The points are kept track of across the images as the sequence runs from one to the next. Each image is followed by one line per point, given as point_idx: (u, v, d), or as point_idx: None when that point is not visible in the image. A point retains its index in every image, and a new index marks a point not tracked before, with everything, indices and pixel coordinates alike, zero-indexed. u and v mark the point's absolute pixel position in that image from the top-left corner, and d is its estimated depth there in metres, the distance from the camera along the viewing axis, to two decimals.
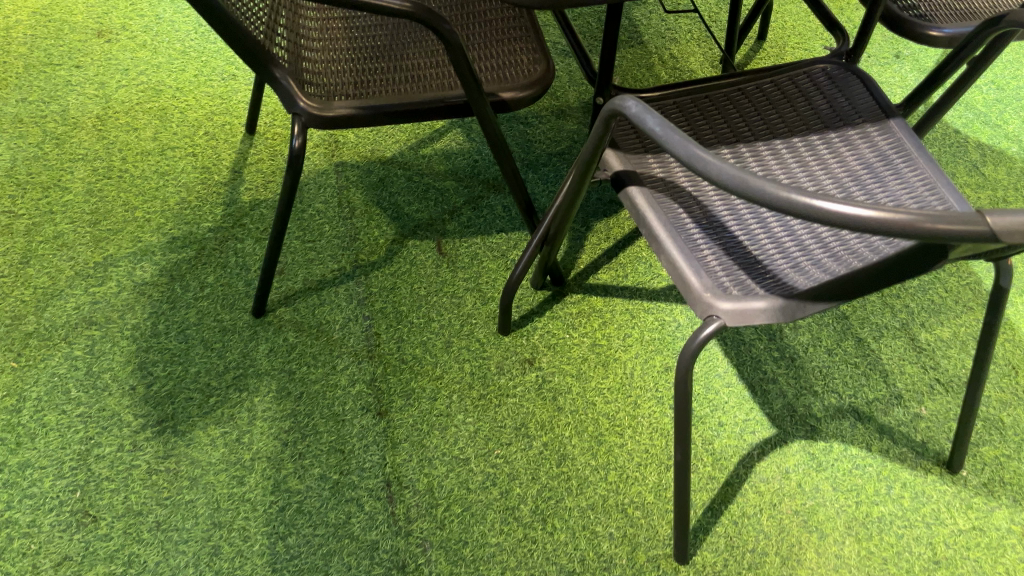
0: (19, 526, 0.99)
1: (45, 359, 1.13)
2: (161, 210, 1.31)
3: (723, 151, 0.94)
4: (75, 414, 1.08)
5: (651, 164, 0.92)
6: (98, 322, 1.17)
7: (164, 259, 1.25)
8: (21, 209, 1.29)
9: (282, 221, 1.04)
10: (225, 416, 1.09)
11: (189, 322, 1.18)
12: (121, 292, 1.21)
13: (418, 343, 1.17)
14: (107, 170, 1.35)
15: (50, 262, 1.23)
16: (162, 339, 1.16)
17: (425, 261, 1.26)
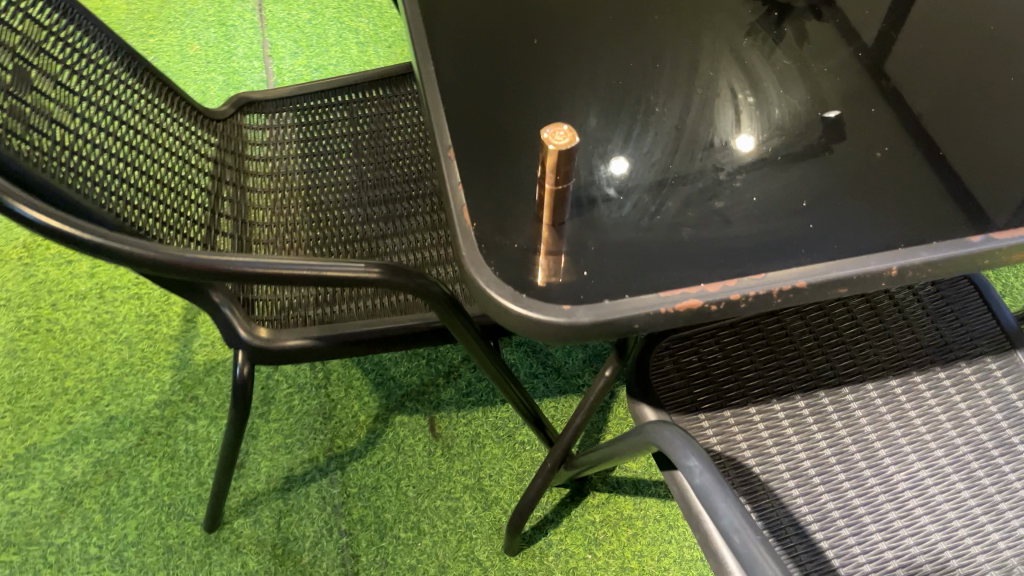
0: None
1: None
2: (97, 377, 1.09)
3: (797, 402, 0.71)
4: None
5: (705, 425, 0.70)
6: (16, 544, 0.97)
7: (98, 450, 1.03)
8: None
9: (232, 453, 0.83)
10: None
11: (126, 542, 0.97)
12: (45, 499, 1.00)
13: (406, 569, 0.95)
14: (34, 323, 1.14)
15: None
16: (93, 567, 0.95)
17: (415, 446, 1.04)
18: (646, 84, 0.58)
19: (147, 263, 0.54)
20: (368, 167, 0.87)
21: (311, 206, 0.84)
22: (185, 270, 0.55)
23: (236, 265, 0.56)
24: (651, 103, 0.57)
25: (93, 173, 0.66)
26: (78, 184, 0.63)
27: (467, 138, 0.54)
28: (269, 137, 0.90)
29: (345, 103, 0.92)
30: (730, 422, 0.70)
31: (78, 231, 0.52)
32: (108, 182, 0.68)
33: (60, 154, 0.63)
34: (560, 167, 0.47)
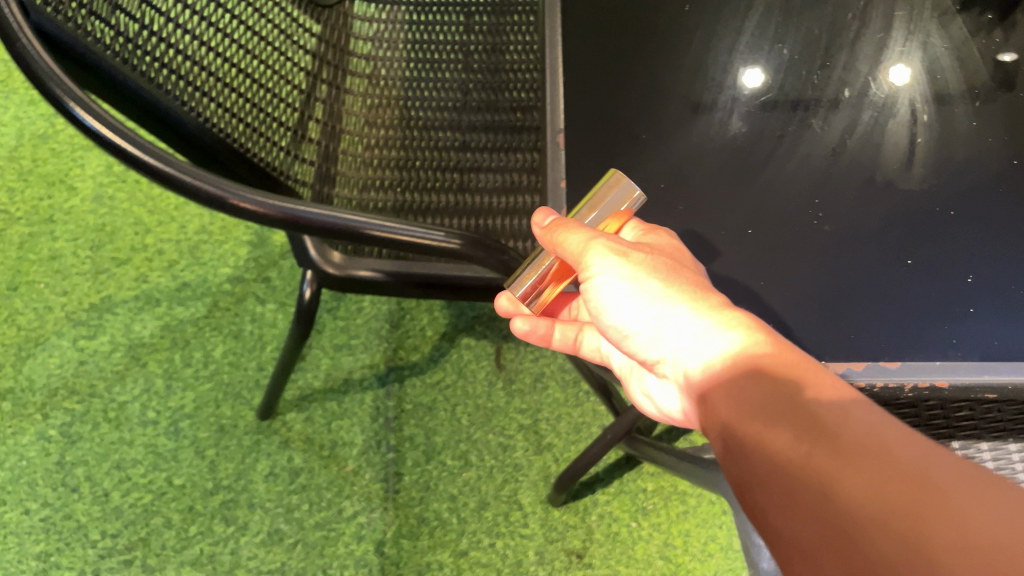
0: None
1: (14, 435, 0.97)
2: (176, 239, 1.08)
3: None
4: (38, 518, 0.94)
5: None
6: (79, 394, 0.99)
7: (168, 314, 1.04)
8: (17, 212, 1.09)
9: (293, 350, 0.82)
10: (202, 556, 0.92)
11: (182, 412, 0.99)
12: (112, 354, 1.02)
13: (445, 497, 0.94)
14: (122, 170, 1.13)
15: (39, 297, 1.04)
16: (148, 431, 0.98)
17: (477, 373, 1.01)
18: (813, 82, 0.48)
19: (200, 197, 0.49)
20: (474, 84, 0.79)
21: (406, 121, 0.77)
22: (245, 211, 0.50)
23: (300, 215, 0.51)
24: (810, 111, 0.47)
25: (203, 84, 0.59)
26: (185, 96, 0.56)
27: (577, 127, 0.47)
28: (375, 32, 0.81)
29: (462, 5, 0.83)
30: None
31: (125, 143, 0.47)
32: (216, 91, 0.60)
33: (159, 52, 0.56)
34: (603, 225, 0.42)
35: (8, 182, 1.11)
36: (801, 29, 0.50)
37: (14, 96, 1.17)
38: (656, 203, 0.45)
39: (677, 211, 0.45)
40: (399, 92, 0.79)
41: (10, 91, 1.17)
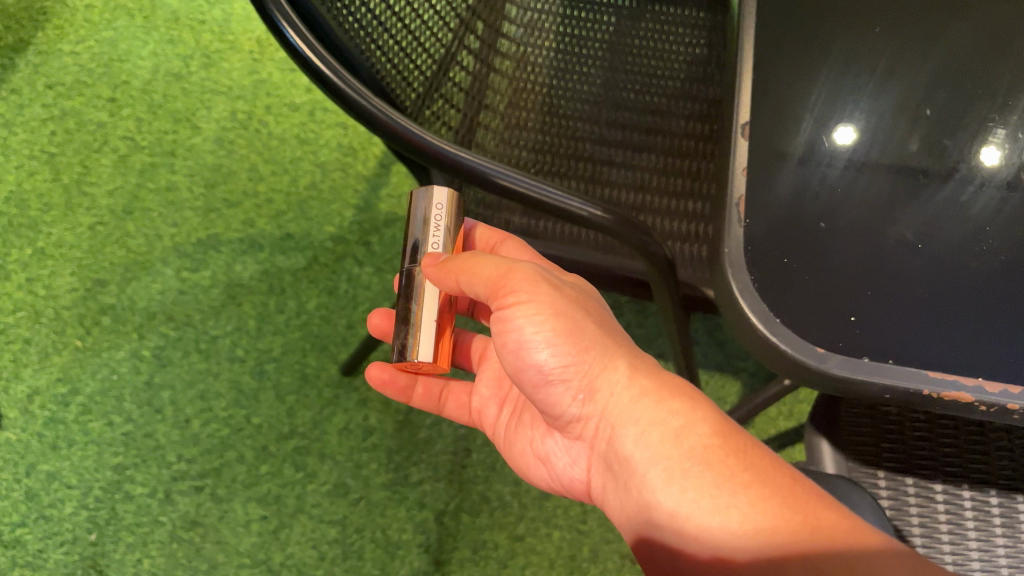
0: (25, 551, 0.91)
1: (108, 349, 1.01)
2: (287, 191, 1.12)
3: (989, 495, 0.59)
4: (120, 431, 0.97)
5: (878, 481, 0.60)
6: (175, 321, 1.03)
7: (269, 261, 1.07)
8: (143, 141, 1.14)
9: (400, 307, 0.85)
10: (269, 495, 0.94)
11: (269, 355, 1.02)
12: (211, 289, 1.05)
13: (510, 480, 0.96)
14: (245, 118, 1.16)
15: (151, 225, 1.09)
16: (235, 367, 1.01)
17: None
18: (1003, 111, 0.48)
19: (374, 126, 0.52)
20: (617, 84, 0.81)
21: (547, 109, 0.80)
22: (411, 148, 0.53)
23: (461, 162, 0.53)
24: (1000, 134, 0.47)
25: (379, 38, 0.61)
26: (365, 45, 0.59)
27: (763, 117, 0.47)
28: (529, 18, 0.83)
29: (615, 6, 0.85)
30: (907, 486, 0.60)
31: (319, 63, 0.50)
32: (386, 46, 0.62)
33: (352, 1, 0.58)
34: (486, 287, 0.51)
35: (138, 112, 1.16)
36: (999, 55, 0.49)
37: (156, 33, 1.22)
38: (833, 198, 0.45)
39: (853, 209, 0.44)
40: (544, 80, 0.81)
41: (153, 28, 1.22)
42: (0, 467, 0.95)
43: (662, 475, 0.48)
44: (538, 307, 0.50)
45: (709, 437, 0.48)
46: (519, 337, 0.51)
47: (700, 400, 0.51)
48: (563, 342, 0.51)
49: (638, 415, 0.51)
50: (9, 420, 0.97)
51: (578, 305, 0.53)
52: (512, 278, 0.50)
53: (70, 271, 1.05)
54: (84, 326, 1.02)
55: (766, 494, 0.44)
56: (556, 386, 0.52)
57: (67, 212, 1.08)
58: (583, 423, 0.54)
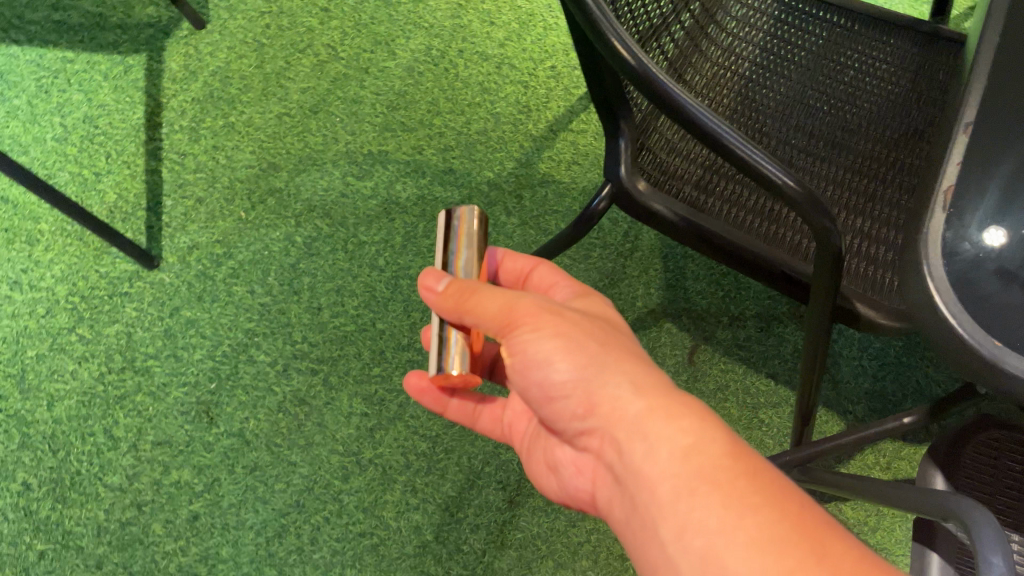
0: (151, 381, 0.98)
1: (267, 226, 1.09)
2: (458, 130, 1.17)
3: None
4: (259, 300, 1.04)
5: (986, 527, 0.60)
6: (331, 219, 1.10)
7: (427, 188, 1.13)
8: (342, 53, 1.22)
9: (555, 250, 0.89)
10: (375, 395, 1.00)
11: (405, 272, 1.07)
12: (370, 199, 1.12)
13: None
14: (438, 55, 1.23)
15: (330, 129, 1.16)
16: (373, 275, 1.07)
17: (666, 359, 1.05)
18: None
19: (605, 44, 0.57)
20: (812, 95, 0.83)
21: (741, 99, 0.82)
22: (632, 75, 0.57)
23: (674, 97, 0.56)
24: None
25: None
26: None
27: (999, 107, 0.42)
28: (745, 15, 0.87)
29: (830, 23, 0.87)
30: (1014, 539, 0.60)
31: None
32: None
33: None
34: (487, 318, 0.52)
35: (344, 26, 1.24)
36: None
37: None
38: None
39: None
40: (744, 74, 0.84)
41: None
42: (148, 302, 1.02)
43: (670, 491, 0.46)
44: (543, 330, 0.52)
45: (720, 458, 0.46)
46: (525, 358, 0.52)
47: (710, 416, 0.49)
48: (573, 363, 0.52)
49: (645, 433, 0.49)
50: (168, 264, 1.05)
51: (588, 330, 0.53)
52: (520, 311, 0.52)
53: (250, 150, 1.13)
54: (251, 201, 1.10)
55: (774, 514, 0.42)
56: (563, 401, 0.53)
57: (261, 98, 1.17)
58: (589, 440, 0.54)
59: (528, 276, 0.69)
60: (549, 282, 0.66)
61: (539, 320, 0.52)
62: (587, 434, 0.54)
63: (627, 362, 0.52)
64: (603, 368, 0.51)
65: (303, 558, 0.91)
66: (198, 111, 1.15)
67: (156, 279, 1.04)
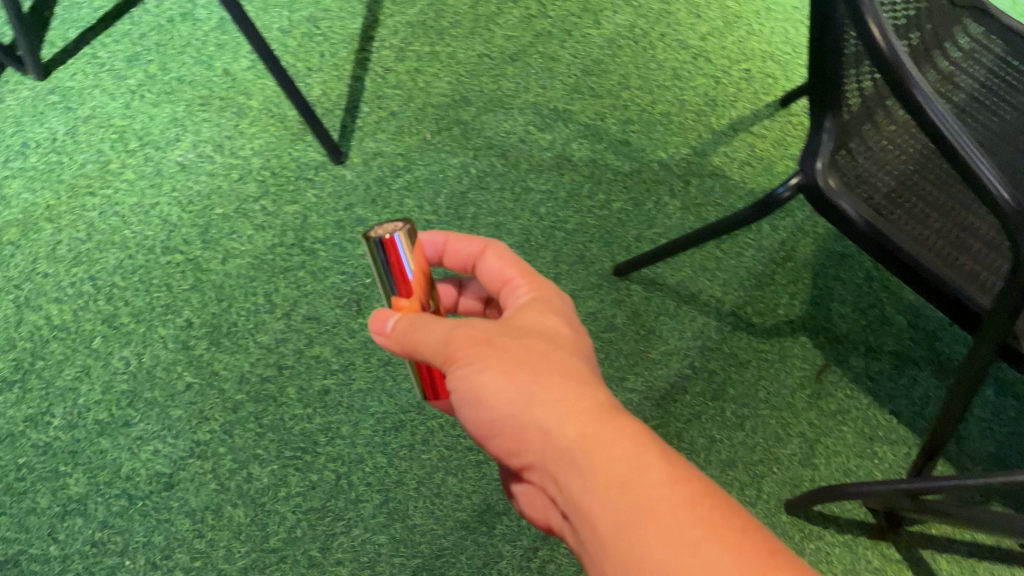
0: (314, 262, 1.05)
1: (446, 152, 1.14)
2: (644, 107, 1.20)
3: None
4: (424, 216, 1.10)
5: None
6: (506, 160, 1.14)
7: (601, 153, 1.16)
8: (551, 12, 1.27)
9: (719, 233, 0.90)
10: None
11: (563, 225, 1.11)
12: (546, 151, 1.15)
13: (706, 433, 1.00)
14: (641, 34, 1.26)
15: (525, 77, 1.21)
16: (533, 220, 1.11)
17: (795, 369, 1.04)
18: None
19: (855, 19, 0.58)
20: None
21: None
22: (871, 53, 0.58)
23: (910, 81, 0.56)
24: None
25: None
26: None
27: None
28: None
29: None
30: None
31: None
32: None
33: None
34: (420, 346, 0.52)
35: None
36: None
37: None
38: None
39: None
40: None
41: None
42: (327, 192, 1.10)
43: (606, 529, 0.44)
44: (472, 357, 0.50)
45: (660, 488, 0.43)
46: (465, 389, 0.51)
47: (635, 431, 0.47)
48: (508, 385, 0.50)
49: (575, 467, 0.46)
50: (352, 163, 1.12)
51: (520, 346, 0.51)
52: (454, 345, 0.51)
53: (447, 79, 1.19)
54: (438, 125, 1.16)
55: (716, 546, 0.41)
56: (501, 430, 0.51)
57: (468, 35, 1.23)
58: (531, 471, 0.52)
59: (446, 251, 0.65)
60: (471, 250, 0.63)
61: (467, 342, 0.51)
62: (527, 466, 0.52)
63: (555, 382, 0.49)
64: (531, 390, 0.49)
65: (413, 455, 0.96)
66: (409, 34, 1.22)
67: (338, 174, 1.11)
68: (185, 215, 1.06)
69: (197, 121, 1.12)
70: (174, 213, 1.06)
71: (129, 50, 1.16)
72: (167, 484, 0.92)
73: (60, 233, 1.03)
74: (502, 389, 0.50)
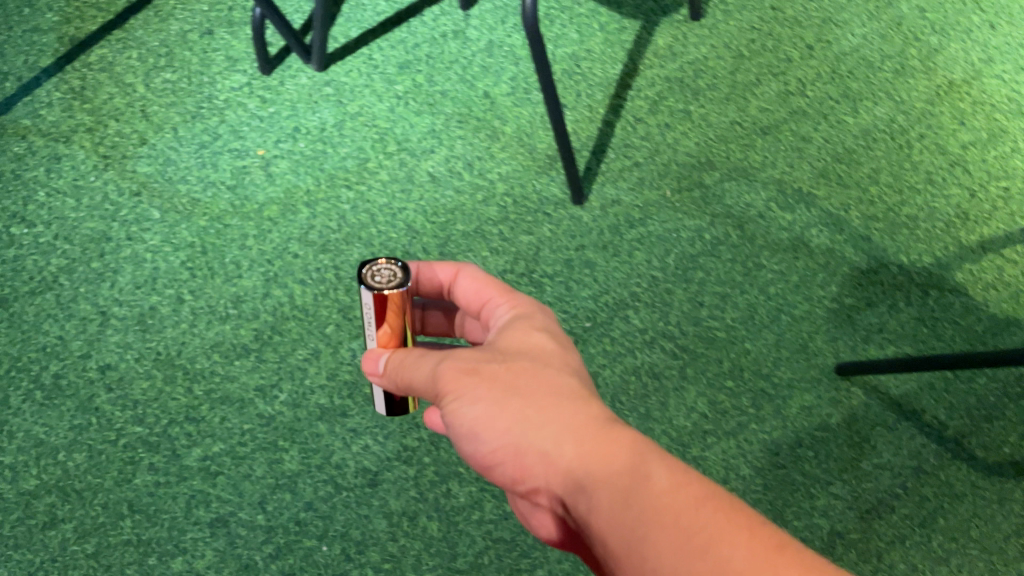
0: (540, 295, 1.06)
1: (684, 212, 1.13)
2: (891, 206, 1.16)
3: None
4: (651, 271, 1.09)
5: None
6: (742, 232, 1.13)
7: (840, 244, 1.13)
8: (810, 91, 1.25)
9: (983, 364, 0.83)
10: (721, 403, 1.01)
11: (790, 310, 1.08)
12: (784, 231, 1.13)
13: (910, 561, 0.94)
14: (899, 131, 1.23)
15: (774, 152, 1.19)
16: (760, 298, 1.08)
17: (1013, 515, 0.98)
18: None
19: None
20: None
21: None
22: None
23: None
24: None
25: None
26: None
27: None
28: None
29: None
30: None
31: None
32: None
33: None
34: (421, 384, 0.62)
35: (822, 70, 1.27)
36: None
37: (875, 27, 1.33)
38: None
39: None
40: None
41: (875, 23, 1.34)
42: (562, 229, 1.11)
43: (620, 540, 0.52)
44: (468, 391, 0.58)
45: (665, 493, 0.51)
46: (462, 423, 0.59)
47: (628, 443, 0.55)
48: (501, 418, 0.58)
49: (584, 486, 0.55)
50: (590, 206, 1.13)
51: (513, 373, 0.59)
52: (448, 381, 0.59)
53: (696, 140, 1.19)
54: (679, 183, 1.15)
55: (712, 531, 0.49)
56: (501, 460, 0.59)
57: (723, 99, 1.22)
58: (536, 495, 0.59)
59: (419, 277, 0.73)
60: (442, 276, 0.71)
61: (458, 376, 0.59)
62: (532, 491, 0.59)
63: (549, 409, 0.57)
64: (524, 420, 0.58)
65: None
66: (666, 88, 1.23)
67: (575, 214, 1.12)
68: (428, 224, 1.10)
69: (453, 137, 1.16)
70: (418, 221, 1.10)
71: (403, 57, 1.22)
72: (372, 481, 0.95)
73: (314, 219, 1.08)
74: (498, 422, 0.58)
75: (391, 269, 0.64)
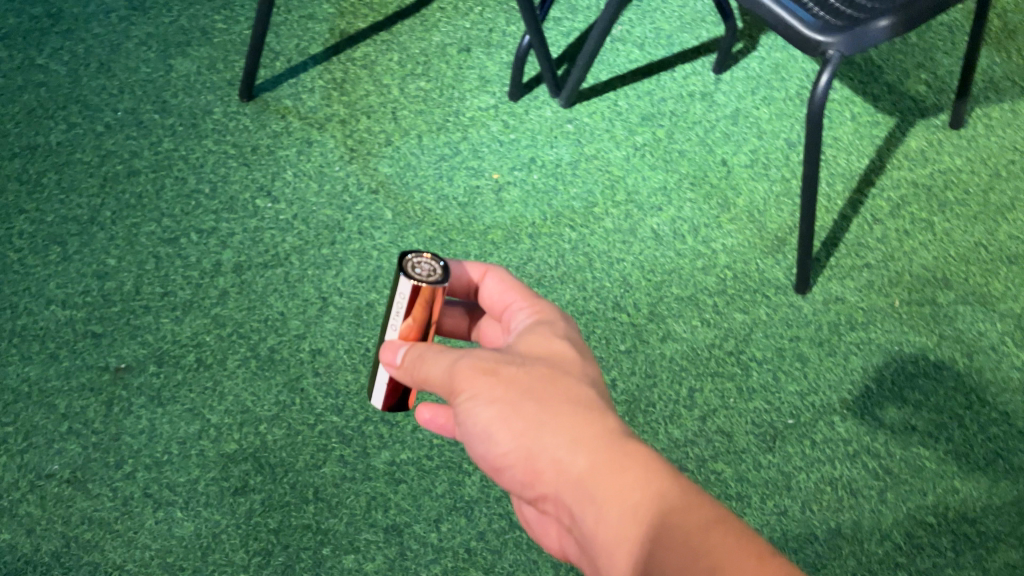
0: (745, 379, 1.02)
1: (910, 326, 1.07)
2: None
3: None
4: (866, 381, 1.04)
5: None
6: (969, 362, 1.06)
7: None
8: None
9: None
10: (918, 538, 0.94)
11: (1009, 457, 1.00)
12: (1015, 371, 1.06)
13: None
14: None
15: (1017, 284, 1.12)
16: (978, 436, 1.01)
17: None
18: None
19: None
20: None
21: None
22: None
23: None
24: None
25: None
26: None
27: None
28: None
29: None
30: None
31: None
32: None
33: None
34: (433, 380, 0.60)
35: None
36: None
37: None
38: None
39: None
40: None
41: None
42: (779, 316, 1.07)
43: (634, 556, 0.52)
44: (481, 392, 0.57)
45: (672, 511, 0.52)
46: (473, 424, 0.59)
47: (633, 452, 0.55)
48: (511, 427, 0.57)
49: (592, 497, 0.54)
50: (812, 298, 1.08)
51: (528, 377, 0.58)
52: (459, 379, 0.58)
53: (934, 254, 1.13)
54: (909, 295, 1.10)
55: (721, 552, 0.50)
56: (510, 465, 0.59)
57: (970, 218, 1.16)
58: (542, 502, 0.59)
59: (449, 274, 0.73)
60: (469, 274, 0.72)
61: (472, 377, 0.58)
62: (539, 497, 0.59)
63: (561, 416, 0.56)
64: (534, 427, 0.57)
65: None
66: (911, 194, 1.18)
67: (795, 303, 1.08)
68: (643, 281, 1.08)
69: (683, 198, 1.15)
70: (634, 274, 1.08)
71: (647, 109, 1.22)
72: None
73: (535, 251, 1.08)
74: (507, 428, 0.57)
75: (432, 264, 0.65)
